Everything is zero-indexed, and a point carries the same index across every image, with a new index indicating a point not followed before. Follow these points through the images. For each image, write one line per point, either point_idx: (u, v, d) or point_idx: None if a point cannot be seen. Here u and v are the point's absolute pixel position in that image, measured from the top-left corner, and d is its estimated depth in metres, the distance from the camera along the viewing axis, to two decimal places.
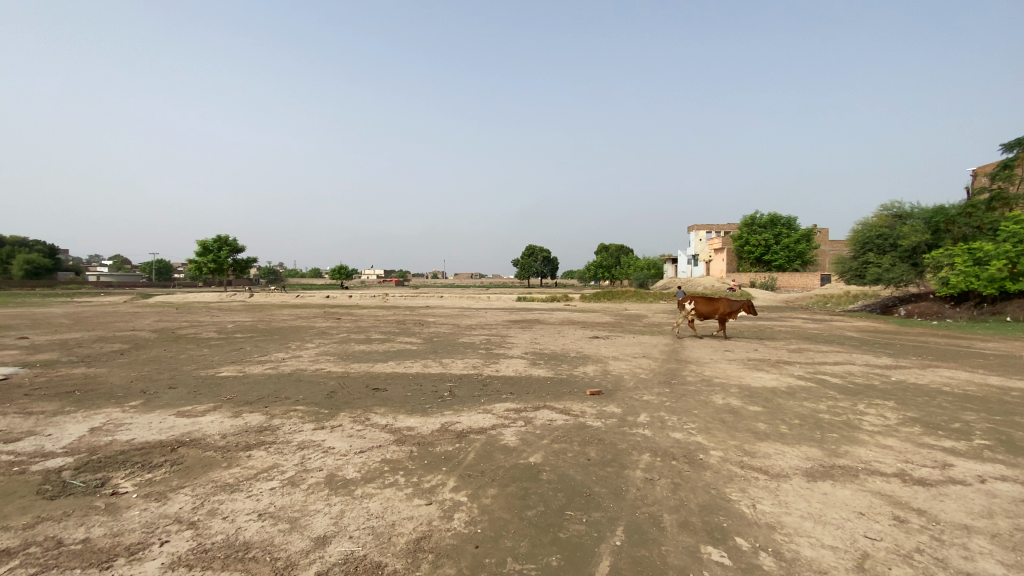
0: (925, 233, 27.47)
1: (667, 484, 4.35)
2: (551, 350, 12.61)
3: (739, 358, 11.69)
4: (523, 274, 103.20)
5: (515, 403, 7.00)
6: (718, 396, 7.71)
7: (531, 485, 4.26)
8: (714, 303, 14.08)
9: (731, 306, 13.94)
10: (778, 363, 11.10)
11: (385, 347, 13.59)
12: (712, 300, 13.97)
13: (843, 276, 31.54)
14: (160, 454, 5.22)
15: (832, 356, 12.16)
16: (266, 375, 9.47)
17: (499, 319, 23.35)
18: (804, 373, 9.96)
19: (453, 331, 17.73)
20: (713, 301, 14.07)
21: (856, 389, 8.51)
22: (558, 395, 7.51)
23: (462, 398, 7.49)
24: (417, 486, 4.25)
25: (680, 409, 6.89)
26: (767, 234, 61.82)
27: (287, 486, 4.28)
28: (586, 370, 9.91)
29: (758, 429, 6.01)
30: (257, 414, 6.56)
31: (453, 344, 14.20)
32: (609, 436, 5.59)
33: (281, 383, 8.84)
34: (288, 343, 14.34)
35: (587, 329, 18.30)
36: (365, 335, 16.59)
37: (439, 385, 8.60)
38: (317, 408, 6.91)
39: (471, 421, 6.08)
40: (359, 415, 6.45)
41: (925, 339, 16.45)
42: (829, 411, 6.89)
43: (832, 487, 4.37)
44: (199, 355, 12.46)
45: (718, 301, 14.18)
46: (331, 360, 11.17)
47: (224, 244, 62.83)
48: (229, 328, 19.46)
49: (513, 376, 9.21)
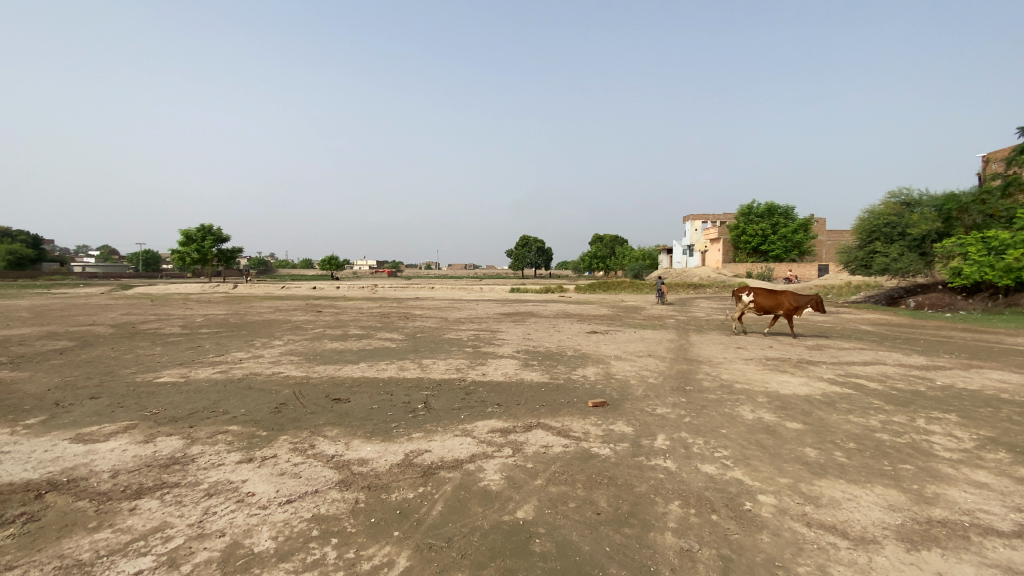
0: (936, 221, 26.26)
1: (713, 558, 3.05)
2: (545, 348, 11.24)
3: (756, 357, 10.41)
4: (517, 265, 101.65)
5: (501, 421, 5.66)
6: (747, 407, 6.43)
7: (518, 566, 2.94)
8: (777, 296, 12.69)
9: (796, 300, 12.53)
10: (802, 362, 9.83)
11: (361, 345, 12.19)
12: (774, 292, 12.60)
13: (847, 266, 30.27)
14: (17, 505, 3.89)
15: (858, 353, 10.91)
16: (211, 381, 8.06)
17: (490, 312, 21.94)
18: (834, 375, 8.71)
19: (439, 325, 16.31)
20: (776, 293, 12.69)
21: (905, 397, 7.25)
22: (555, 409, 6.18)
23: (437, 414, 6.13)
24: (349, 569, 2.93)
25: (706, 427, 5.56)
26: (765, 224, 60.62)
27: (160, 570, 2.96)
28: (587, 373, 8.57)
29: (811, 458, 4.73)
30: (173, 439, 5.20)
31: (436, 340, 12.78)
32: (621, 472, 4.27)
33: (225, 392, 7.45)
34: (253, 340, 12.87)
35: (584, 323, 16.93)
36: (342, 331, 15.14)
37: (413, 393, 7.24)
38: (254, 429, 5.54)
39: (443, 450, 4.73)
40: (302, 441, 5.07)
41: (947, 334, 15.28)
42: (887, 432, 5.61)
43: (944, 561, 3.10)
44: (147, 355, 10.96)
45: (781, 295, 12.80)
46: (294, 362, 9.75)
47: (207, 234, 60.62)
48: (196, 322, 17.91)
49: (502, 382, 7.86)
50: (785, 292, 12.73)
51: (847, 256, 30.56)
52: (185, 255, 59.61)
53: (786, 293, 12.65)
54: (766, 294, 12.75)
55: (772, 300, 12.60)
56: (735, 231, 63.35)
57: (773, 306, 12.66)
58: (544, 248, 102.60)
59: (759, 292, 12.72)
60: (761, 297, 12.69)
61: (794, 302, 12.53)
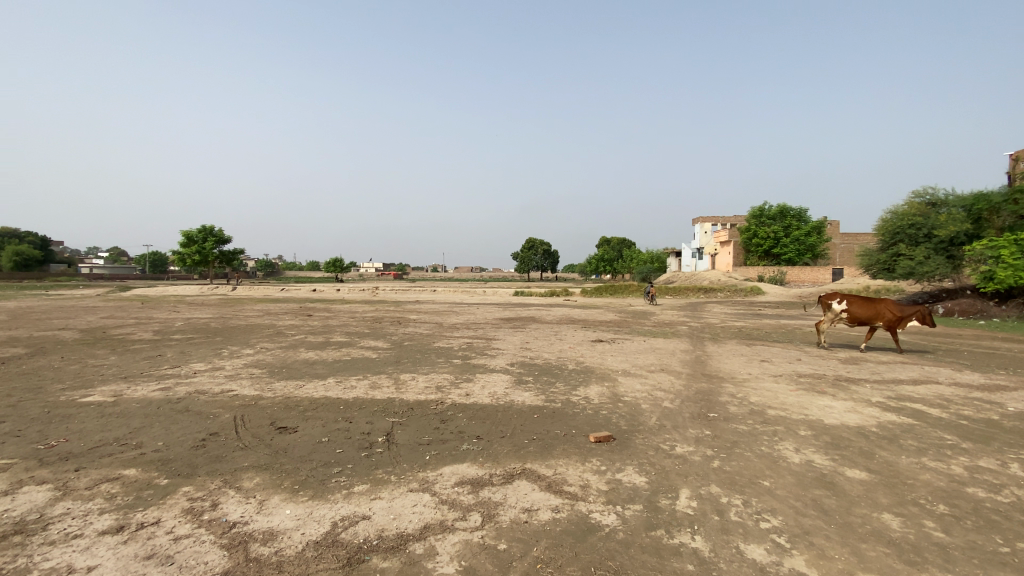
0: (966, 222, 24.67)
1: None
2: (543, 360, 9.90)
3: (786, 373, 9.03)
4: (522, 267, 100.28)
5: (476, 466, 4.37)
6: (790, 447, 5.08)
7: None
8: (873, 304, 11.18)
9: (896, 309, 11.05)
10: (840, 381, 8.45)
11: (339, 354, 10.96)
12: (872, 301, 11.14)
13: (868, 269, 28.62)
14: None
15: (902, 369, 9.48)
16: (145, 401, 6.86)
17: (489, 317, 20.65)
18: (884, 398, 7.33)
19: (431, 332, 15.02)
20: (873, 301, 11.20)
21: (982, 430, 5.87)
22: (547, 448, 4.88)
23: (397, 452, 4.85)
24: None
25: (742, 478, 4.24)
26: (777, 227, 58.95)
27: None
28: (591, 393, 7.24)
29: (896, 534, 3.40)
30: (42, 494, 3.99)
31: (423, 350, 11.48)
32: (631, 561, 2.98)
33: (154, 416, 6.24)
34: (222, 348, 11.67)
35: (589, 330, 15.55)
36: (325, 337, 13.91)
37: (378, 419, 5.97)
38: (156, 476, 4.32)
39: (385, 517, 3.47)
40: (205, 499, 3.83)
41: (993, 344, 13.73)
42: (981, 487, 4.27)
43: None
44: (94, 365, 9.74)
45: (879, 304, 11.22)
46: (252, 376, 8.50)
47: (208, 235, 60.00)
48: (173, 326, 16.76)
49: (487, 405, 6.54)
50: (885, 301, 11.28)
51: (867, 260, 28.83)
52: (186, 256, 59.04)
53: (886, 302, 11.18)
54: (862, 302, 11.25)
55: (869, 308, 11.12)
56: (746, 234, 61.70)
57: (869, 316, 11.18)
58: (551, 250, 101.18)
59: (854, 299, 11.24)
60: (856, 305, 11.21)
61: (896, 312, 11.06)
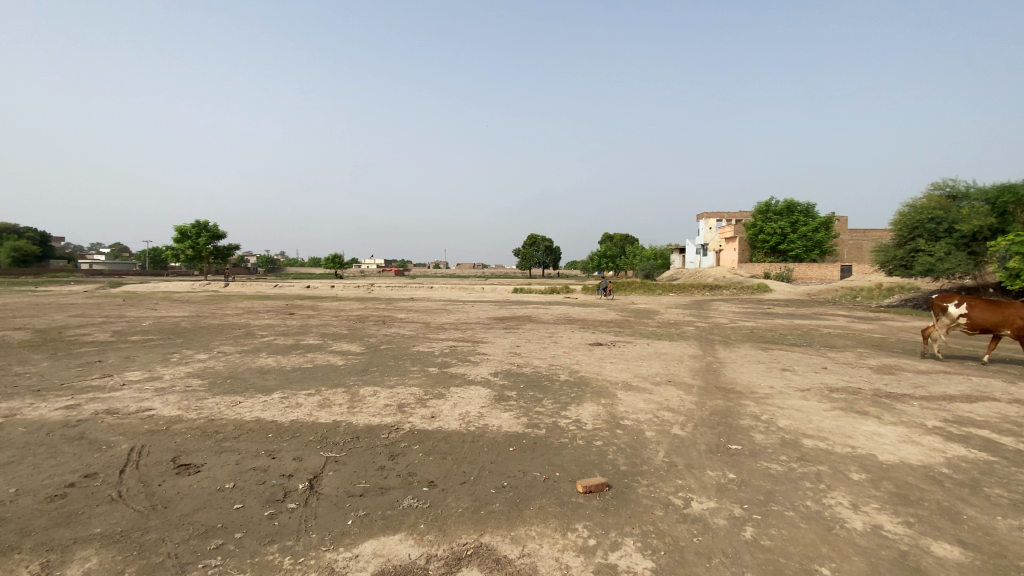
0: (991, 216, 23.25)
1: None
2: (531, 369, 8.60)
3: (814, 386, 7.71)
4: (524, 265, 98.89)
5: (408, 541, 3.12)
6: (846, 503, 3.78)
7: None
8: (997, 310, 9.77)
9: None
10: (880, 398, 7.12)
11: (302, 359, 9.67)
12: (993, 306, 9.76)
13: (884, 266, 27.21)
14: None
15: (949, 382, 8.15)
16: (34, 426, 5.60)
17: (482, 315, 19.37)
18: (942, 422, 6.01)
19: (413, 333, 13.72)
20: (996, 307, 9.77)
21: None
22: (515, 507, 3.59)
23: (311, 513, 3.59)
24: None
25: (791, 565, 2.95)
26: (784, 223, 57.44)
27: None
28: (584, 413, 5.92)
29: None
30: None
31: (399, 355, 10.17)
32: None
33: (33, 447, 5.00)
34: (173, 352, 10.38)
35: (587, 331, 14.22)
36: (296, 339, 12.64)
37: (311, 453, 4.72)
38: None
39: None
40: None
41: None
42: None
43: None
44: (14, 374, 8.48)
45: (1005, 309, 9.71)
46: (185, 389, 7.21)
47: (202, 230, 58.92)
48: (138, 325, 15.52)
49: (452, 431, 5.26)
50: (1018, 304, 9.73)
51: (883, 256, 27.26)
52: (179, 252, 57.84)
53: (1016, 306, 9.70)
54: (983, 307, 9.87)
55: (989, 314, 9.79)
56: (751, 230, 60.17)
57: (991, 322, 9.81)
58: (552, 247, 99.69)
59: (975, 303, 9.91)
60: (977, 309, 9.89)
61: None
